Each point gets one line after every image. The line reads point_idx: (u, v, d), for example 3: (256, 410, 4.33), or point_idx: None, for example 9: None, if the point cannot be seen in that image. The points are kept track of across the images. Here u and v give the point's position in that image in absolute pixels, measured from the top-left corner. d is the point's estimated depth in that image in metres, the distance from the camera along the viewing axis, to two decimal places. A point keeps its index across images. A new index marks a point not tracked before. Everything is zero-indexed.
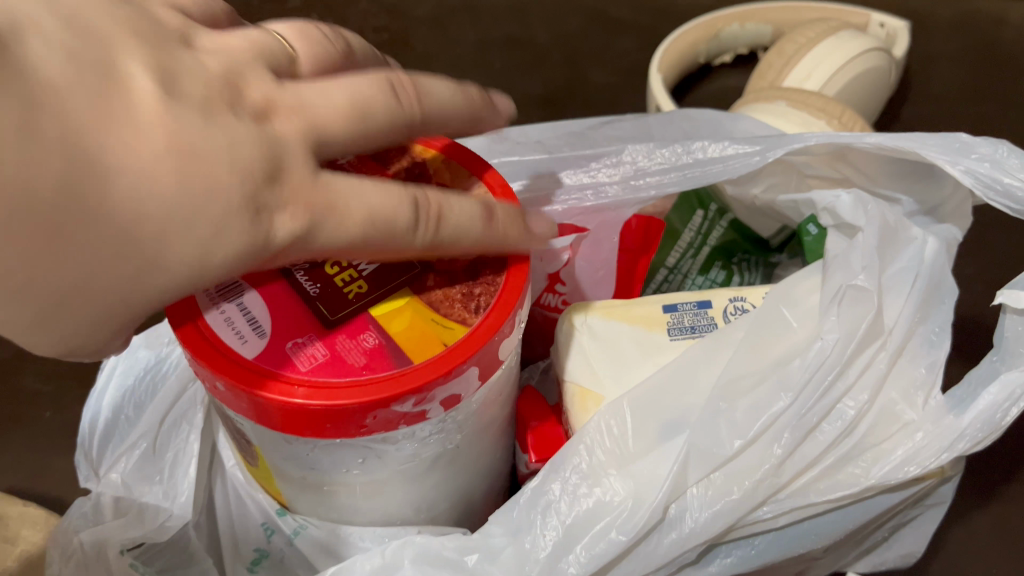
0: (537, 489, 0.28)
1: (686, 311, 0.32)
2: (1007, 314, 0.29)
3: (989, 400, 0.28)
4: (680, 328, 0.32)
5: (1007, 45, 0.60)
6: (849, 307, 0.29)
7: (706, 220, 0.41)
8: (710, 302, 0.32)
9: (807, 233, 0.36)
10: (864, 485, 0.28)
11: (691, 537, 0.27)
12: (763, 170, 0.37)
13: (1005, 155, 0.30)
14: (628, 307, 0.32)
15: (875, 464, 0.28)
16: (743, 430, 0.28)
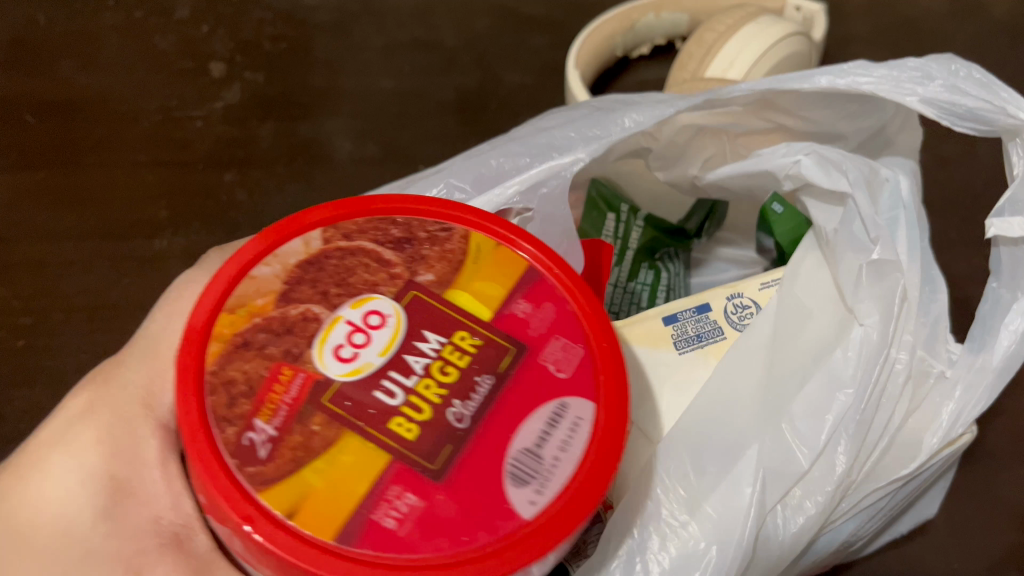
0: (613, 553, 0.24)
1: (687, 319, 0.28)
2: (999, 245, 0.28)
3: (1010, 336, 0.27)
4: (686, 339, 0.28)
5: (913, 24, 0.61)
6: (873, 284, 0.28)
7: (621, 221, 0.36)
8: (709, 305, 0.29)
9: (771, 211, 0.32)
10: (918, 462, 0.27)
11: (778, 555, 0.25)
12: (695, 142, 0.33)
13: (959, 75, 0.28)
14: (627, 326, 0.28)
15: (925, 438, 0.27)
16: (811, 439, 0.26)
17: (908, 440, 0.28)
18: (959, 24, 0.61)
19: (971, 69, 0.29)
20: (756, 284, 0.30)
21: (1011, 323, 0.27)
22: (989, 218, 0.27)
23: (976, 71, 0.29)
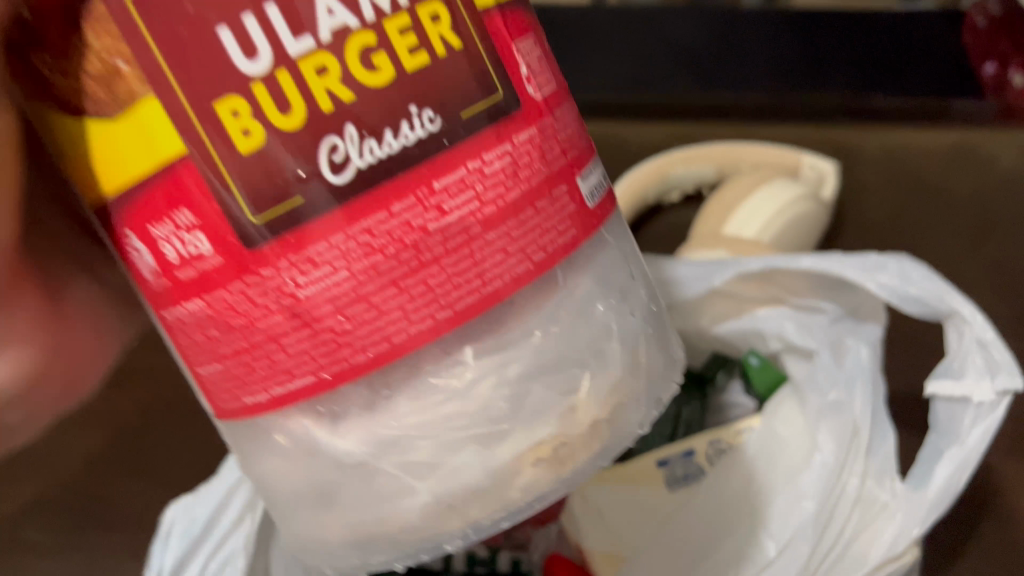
0: None
1: (676, 462, 0.37)
2: (936, 399, 0.35)
3: (943, 475, 0.33)
4: (676, 480, 0.37)
5: (924, 177, 0.68)
6: (830, 419, 0.35)
7: None
8: (693, 449, 0.37)
9: (749, 363, 0.40)
10: (869, 566, 0.32)
11: None
12: (707, 305, 0.41)
13: (910, 270, 0.36)
14: (622, 470, 0.37)
15: (873, 547, 0.33)
16: (777, 537, 0.33)
17: (858, 546, 0.33)
18: (964, 174, 0.68)
19: (920, 266, 0.36)
20: (734, 429, 0.37)
21: (943, 462, 0.33)
22: (929, 381, 0.35)
23: (924, 267, 0.36)
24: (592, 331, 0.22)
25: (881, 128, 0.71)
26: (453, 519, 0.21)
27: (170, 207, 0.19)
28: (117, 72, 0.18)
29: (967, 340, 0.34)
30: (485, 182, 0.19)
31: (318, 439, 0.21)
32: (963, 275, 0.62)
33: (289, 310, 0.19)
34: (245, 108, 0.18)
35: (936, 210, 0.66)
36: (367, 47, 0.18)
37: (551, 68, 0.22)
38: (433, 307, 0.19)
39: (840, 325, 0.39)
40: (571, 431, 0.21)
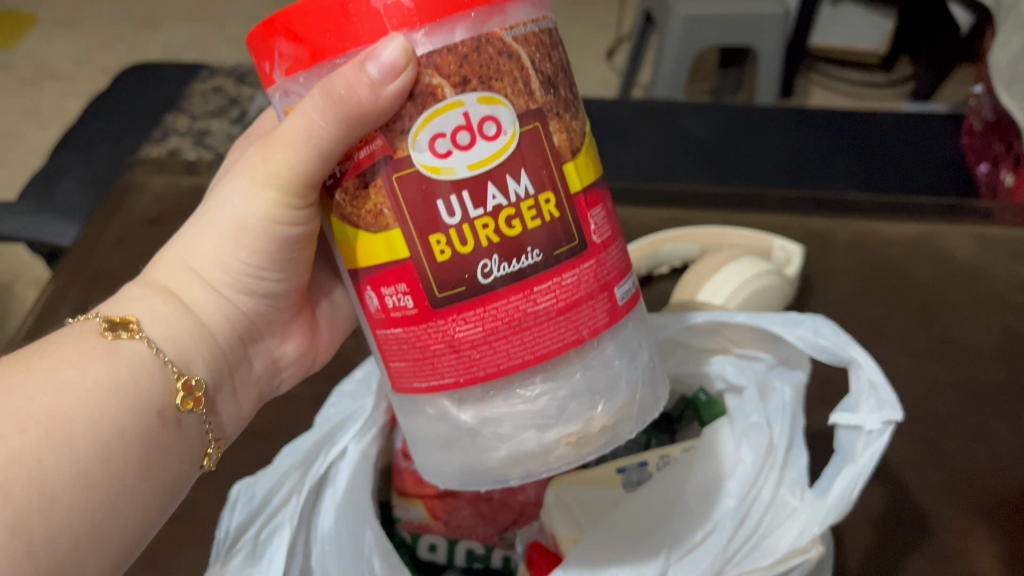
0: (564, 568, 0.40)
1: (632, 470, 0.46)
2: (839, 428, 0.43)
3: (842, 486, 0.41)
4: (631, 483, 0.46)
5: (889, 262, 0.78)
6: (750, 438, 0.45)
7: None
8: (646, 460, 0.47)
9: (700, 399, 0.51)
10: (777, 553, 0.41)
11: None
12: (672, 354, 0.52)
13: (821, 326, 0.46)
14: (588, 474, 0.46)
15: (782, 540, 0.41)
16: (703, 525, 0.43)
17: (770, 538, 0.42)
18: (921, 264, 0.78)
19: (829, 324, 0.45)
20: (680, 447, 0.47)
21: (839, 476, 0.42)
22: (833, 413, 0.44)
23: (831, 324, 0.46)
24: (606, 375, 0.40)
25: (852, 218, 0.82)
26: (515, 468, 0.39)
27: (395, 280, 0.36)
28: (381, 214, 0.36)
29: (861, 381, 0.43)
30: (559, 290, 0.36)
31: (452, 409, 0.39)
32: (910, 347, 0.70)
33: (450, 338, 0.36)
34: (444, 239, 0.35)
35: (896, 290, 0.75)
36: (509, 217, 0.35)
37: (611, 222, 0.39)
38: (520, 350, 0.36)
39: (773, 370, 0.49)
40: (588, 429, 0.39)
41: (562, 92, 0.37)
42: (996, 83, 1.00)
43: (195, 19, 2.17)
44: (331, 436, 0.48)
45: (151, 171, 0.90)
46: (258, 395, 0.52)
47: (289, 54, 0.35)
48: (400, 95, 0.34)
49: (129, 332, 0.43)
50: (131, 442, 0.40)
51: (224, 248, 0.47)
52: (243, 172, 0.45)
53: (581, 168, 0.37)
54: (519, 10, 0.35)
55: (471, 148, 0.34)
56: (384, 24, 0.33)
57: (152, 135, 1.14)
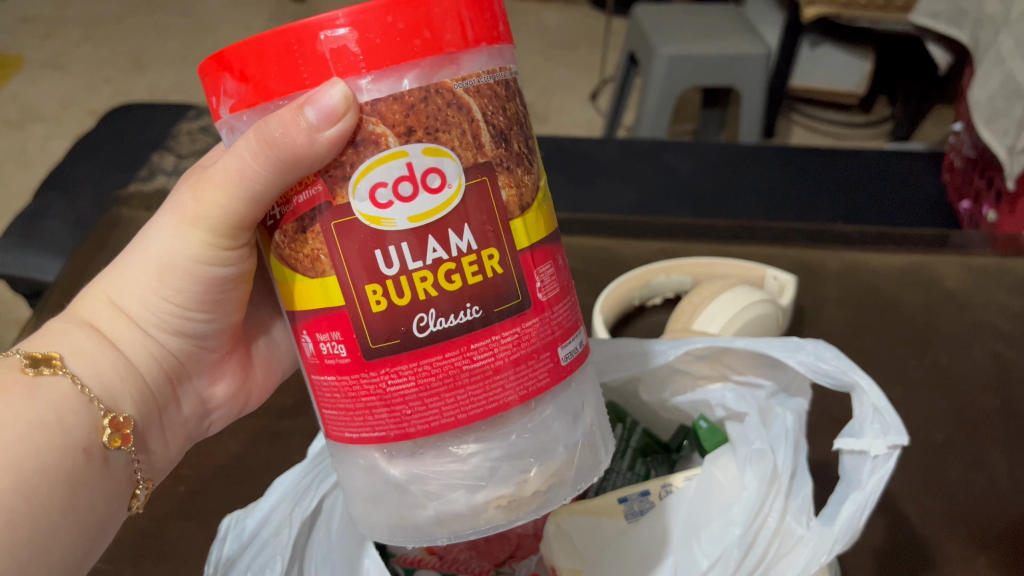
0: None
1: (634, 499, 0.45)
2: (843, 452, 0.43)
3: (849, 512, 0.41)
4: (632, 513, 0.44)
5: (877, 291, 0.78)
6: (755, 463, 0.44)
7: (626, 428, 0.51)
8: (648, 490, 0.45)
9: (700, 427, 0.48)
10: None
11: None
12: (671, 381, 0.52)
13: (822, 351, 0.45)
14: (589, 502, 0.45)
15: (790, 568, 0.41)
16: (710, 552, 0.41)
17: (778, 566, 0.41)
18: (911, 293, 0.78)
19: (830, 350, 0.45)
20: (683, 476, 0.46)
21: (847, 503, 0.41)
22: (838, 438, 0.43)
23: (831, 349, 0.45)
24: (544, 438, 0.38)
25: (843, 249, 0.83)
26: (442, 529, 0.38)
27: (330, 327, 0.35)
28: (318, 259, 0.34)
29: (865, 406, 0.43)
30: (496, 350, 0.35)
31: (382, 462, 0.38)
32: (904, 377, 0.70)
33: (383, 390, 0.35)
34: (380, 290, 0.34)
35: (886, 319, 0.75)
36: (448, 272, 0.34)
37: (560, 278, 0.38)
38: (452, 408, 0.35)
39: (775, 397, 0.49)
40: (520, 493, 0.37)
41: (515, 145, 0.36)
42: (976, 117, 1.01)
43: (184, 64, 2.18)
44: (325, 468, 0.46)
45: (138, 207, 0.89)
46: (187, 437, 0.50)
47: (235, 91, 0.34)
48: (339, 141, 0.33)
49: (51, 369, 0.41)
50: (56, 477, 0.39)
51: (149, 287, 0.45)
52: (173, 210, 0.44)
53: (529, 224, 0.36)
54: (474, 61, 0.34)
55: (413, 200, 0.33)
56: (328, 69, 0.32)
57: (137, 175, 1.13)
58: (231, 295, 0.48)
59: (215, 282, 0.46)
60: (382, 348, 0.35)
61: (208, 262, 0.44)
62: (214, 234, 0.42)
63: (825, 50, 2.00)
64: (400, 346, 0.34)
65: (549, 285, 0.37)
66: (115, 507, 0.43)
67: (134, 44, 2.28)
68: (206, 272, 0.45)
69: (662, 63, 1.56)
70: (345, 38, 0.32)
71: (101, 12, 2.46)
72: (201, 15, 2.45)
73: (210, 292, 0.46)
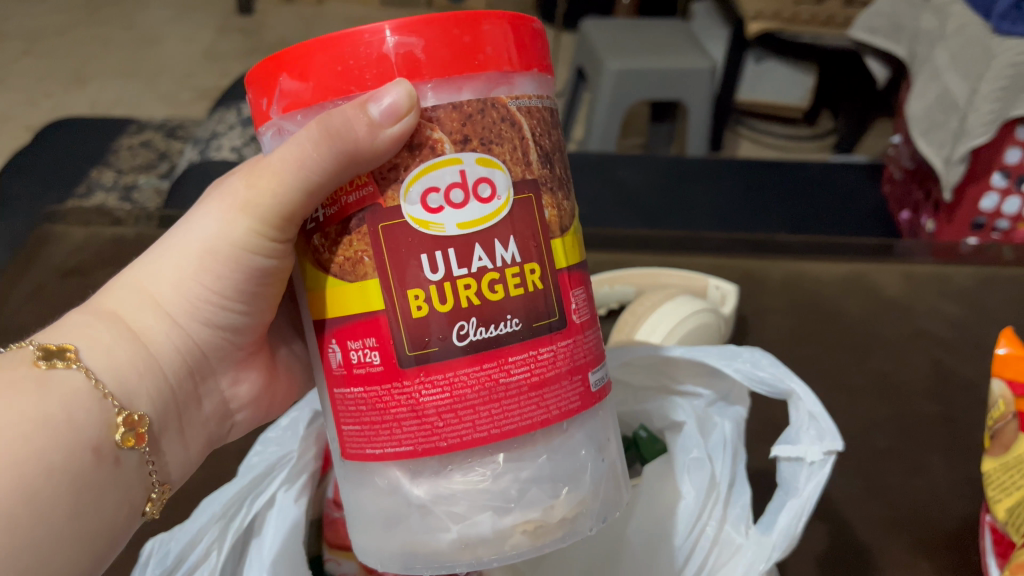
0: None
1: None
2: (781, 461, 0.42)
3: (784, 523, 0.40)
4: None
5: (820, 299, 0.79)
6: (694, 473, 0.44)
7: None
8: None
9: (640, 435, 0.48)
10: None
11: None
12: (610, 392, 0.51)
13: (759, 359, 0.45)
14: None
15: None
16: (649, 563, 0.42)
17: None
18: (854, 301, 0.79)
19: (768, 359, 0.45)
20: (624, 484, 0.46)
21: (783, 512, 0.41)
22: (775, 445, 0.43)
23: (768, 358, 0.45)
24: (572, 465, 0.37)
25: (785, 258, 0.84)
26: (465, 552, 0.35)
27: (365, 333, 0.34)
28: (360, 262, 0.34)
29: (801, 412, 0.43)
30: (534, 364, 0.35)
31: (404, 481, 0.36)
32: (846, 384, 0.71)
33: (415, 401, 0.34)
34: (423, 296, 0.34)
35: (830, 326, 0.76)
36: (491, 282, 0.34)
37: (590, 305, 0.38)
38: (486, 422, 0.34)
39: (713, 406, 0.48)
40: (547, 519, 0.36)
41: (557, 170, 0.36)
42: (913, 130, 1.04)
43: (125, 78, 2.14)
44: (258, 482, 0.46)
45: (73, 222, 0.87)
46: (204, 440, 0.48)
47: (291, 90, 0.34)
48: (398, 142, 0.33)
49: (65, 361, 0.38)
50: (62, 478, 0.36)
51: (189, 274, 0.43)
52: (222, 194, 0.43)
53: (567, 246, 0.36)
54: (526, 84, 0.35)
55: (464, 207, 0.33)
56: (394, 71, 0.33)
57: (75, 191, 1.10)
58: (268, 292, 0.46)
59: (257, 274, 0.43)
60: (422, 356, 0.34)
61: (252, 251, 0.42)
62: (260, 221, 0.40)
63: (770, 66, 2.05)
64: (439, 356, 0.34)
65: (587, 310, 0.37)
66: (126, 517, 0.41)
67: (74, 57, 2.23)
68: (247, 262, 0.42)
69: (611, 77, 1.57)
70: (411, 44, 0.32)
71: (39, 26, 2.40)
72: (143, 29, 2.41)
73: (250, 282, 0.44)
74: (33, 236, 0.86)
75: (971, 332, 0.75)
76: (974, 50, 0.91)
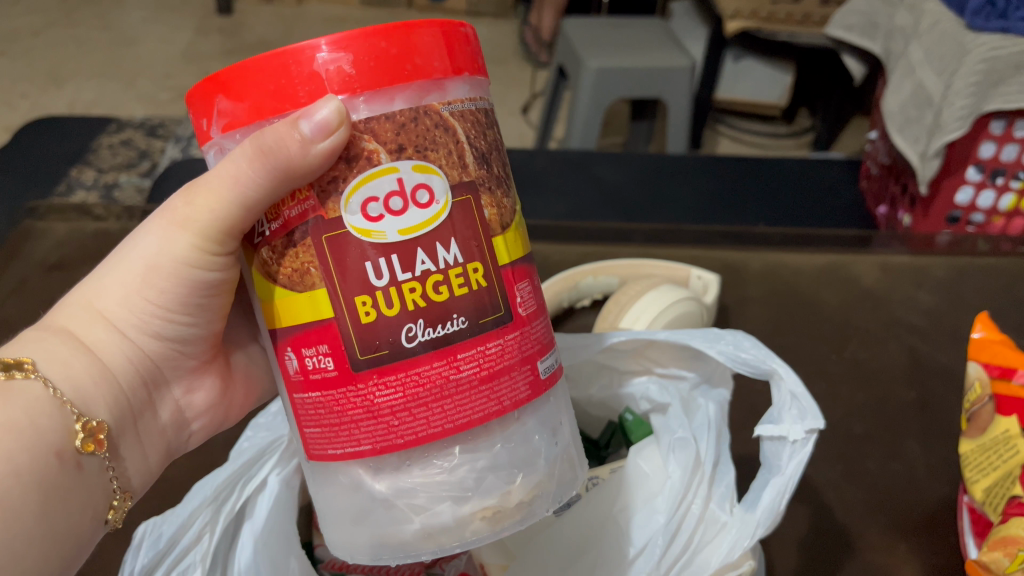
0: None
1: None
2: (765, 440, 0.43)
3: (769, 498, 0.41)
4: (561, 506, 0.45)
5: (799, 289, 0.81)
6: (679, 451, 0.45)
7: None
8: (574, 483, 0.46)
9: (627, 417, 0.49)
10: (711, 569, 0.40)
11: None
12: (594, 376, 0.53)
13: (742, 341, 0.46)
14: None
15: (715, 556, 0.41)
16: (635, 541, 0.43)
17: (700, 558, 0.41)
18: (832, 292, 0.80)
19: (750, 341, 0.46)
20: (608, 468, 0.46)
21: (767, 489, 0.41)
22: (759, 425, 0.44)
23: (749, 340, 0.46)
24: (526, 450, 0.37)
25: (764, 250, 0.85)
26: (428, 541, 0.36)
27: (316, 341, 0.35)
28: (308, 273, 0.34)
29: (783, 392, 0.43)
30: (482, 359, 0.35)
31: (365, 478, 0.36)
32: (825, 372, 0.72)
33: (369, 403, 0.35)
34: (370, 301, 0.34)
35: (807, 316, 0.78)
36: (436, 284, 0.34)
37: (536, 298, 0.38)
38: (440, 418, 0.35)
39: (697, 388, 0.49)
40: (505, 504, 0.37)
41: (495, 168, 0.36)
42: (890, 125, 1.05)
43: (104, 78, 2.13)
44: (247, 467, 0.46)
45: (55, 219, 0.86)
46: (163, 448, 0.48)
47: (229, 110, 0.34)
48: (331, 154, 0.33)
49: (23, 372, 0.38)
50: (31, 481, 0.37)
51: (134, 290, 0.43)
52: (163, 210, 0.42)
53: (510, 241, 0.37)
54: (457, 88, 0.35)
55: (404, 214, 0.33)
56: (326, 86, 0.33)
57: (55, 188, 1.10)
58: (219, 301, 0.46)
59: (205, 285, 0.43)
60: (373, 360, 0.34)
61: (197, 265, 0.42)
62: (202, 234, 0.40)
63: (748, 63, 2.01)
64: (389, 358, 0.34)
65: (533, 302, 0.38)
66: (90, 523, 0.41)
67: (51, 57, 2.22)
68: (194, 276, 0.42)
69: (591, 75, 1.58)
70: (340, 59, 0.32)
71: (15, 26, 2.38)
72: (121, 29, 2.40)
73: (201, 292, 0.44)
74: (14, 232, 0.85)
75: (946, 321, 0.76)
76: (947, 46, 0.93)
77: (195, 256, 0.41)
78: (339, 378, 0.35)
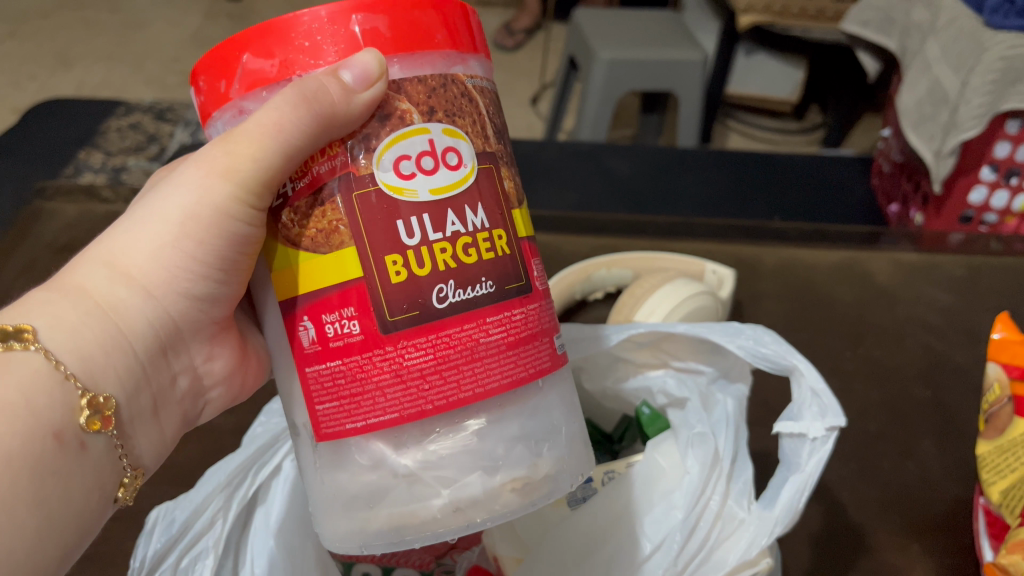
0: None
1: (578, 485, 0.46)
2: (783, 436, 0.42)
3: (788, 495, 0.40)
4: (575, 498, 0.46)
5: (814, 284, 0.80)
6: (697, 446, 0.44)
7: None
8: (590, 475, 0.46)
9: (643, 412, 0.49)
10: (727, 569, 0.40)
11: None
12: (612, 369, 0.53)
13: (762, 337, 0.45)
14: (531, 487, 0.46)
15: (731, 554, 0.40)
16: (652, 537, 0.42)
17: (716, 557, 0.41)
18: (846, 287, 0.80)
19: (768, 336, 0.45)
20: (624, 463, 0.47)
21: (786, 486, 0.41)
22: (777, 422, 0.43)
23: (765, 335, 0.46)
24: (548, 424, 0.37)
25: (778, 245, 0.84)
26: (459, 516, 0.35)
27: (342, 304, 0.34)
28: (335, 232, 0.34)
29: (803, 388, 0.43)
30: (508, 324, 0.35)
31: (389, 452, 0.35)
32: (839, 368, 0.71)
33: (397, 366, 0.34)
34: (400, 259, 0.34)
35: (822, 312, 0.77)
36: (465, 245, 0.34)
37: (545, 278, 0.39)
38: (471, 381, 0.34)
39: (716, 382, 0.49)
40: (533, 475, 0.36)
41: (508, 148, 0.38)
42: (903, 122, 1.04)
43: (112, 61, 2.12)
44: (259, 455, 0.46)
45: (64, 200, 0.86)
46: (178, 418, 0.47)
47: (252, 67, 0.34)
48: (370, 105, 0.34)
49: (22, 343, 0.36)
50: (25, 464, 0.35)
51: (168, 242, 0.41)
52: (199, 158, 0.40)
53: (523, 219, 0.38)
54: (476, 66, 0.37)
55: (434, 174, 0.34)
56: (360, 43, 0.34)
57: (63, 171, 1.09)
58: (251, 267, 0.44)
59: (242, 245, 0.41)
60: (404, 320, 0.34)
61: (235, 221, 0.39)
62: (239, 184, 0.38)
63: (760, 58, 1.99)
64: (419, 317, 0.34)
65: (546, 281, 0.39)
66: (97, 502, 0.40)
67: (59, 39, 2.20)
68: (233, 233, 0.40)
69: (603, 68, 1.57)
70: (376, 20, 0.34)
71: (24, 7, 2.37)
72: (130, 12, 2.39)
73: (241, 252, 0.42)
74: (24, 213, 0.85)
75: (961, 319, 0.76)
76: (965, 43, 0.92)
77: (232, 208, 0.39)
78: (365, 341, 0.34)
